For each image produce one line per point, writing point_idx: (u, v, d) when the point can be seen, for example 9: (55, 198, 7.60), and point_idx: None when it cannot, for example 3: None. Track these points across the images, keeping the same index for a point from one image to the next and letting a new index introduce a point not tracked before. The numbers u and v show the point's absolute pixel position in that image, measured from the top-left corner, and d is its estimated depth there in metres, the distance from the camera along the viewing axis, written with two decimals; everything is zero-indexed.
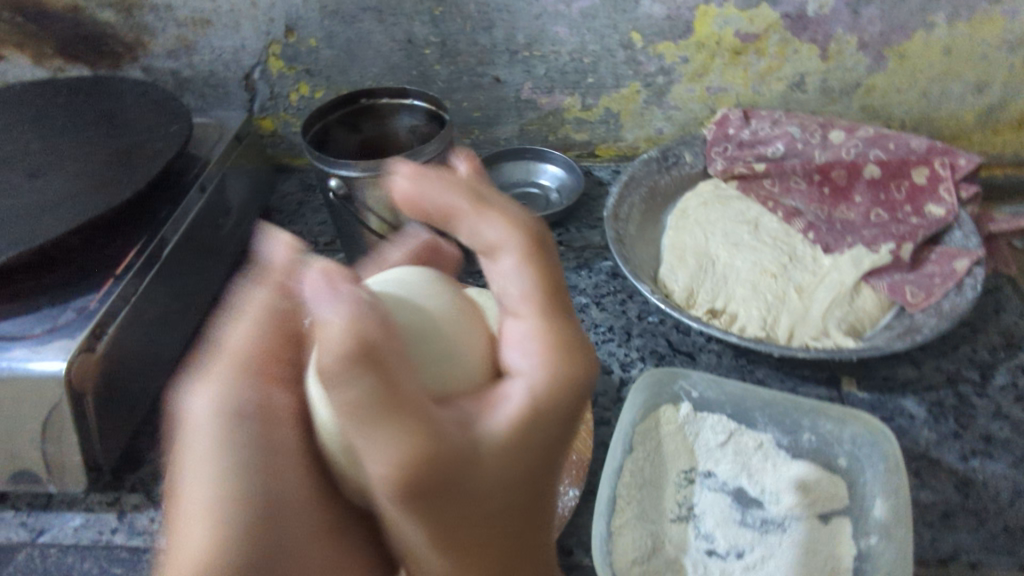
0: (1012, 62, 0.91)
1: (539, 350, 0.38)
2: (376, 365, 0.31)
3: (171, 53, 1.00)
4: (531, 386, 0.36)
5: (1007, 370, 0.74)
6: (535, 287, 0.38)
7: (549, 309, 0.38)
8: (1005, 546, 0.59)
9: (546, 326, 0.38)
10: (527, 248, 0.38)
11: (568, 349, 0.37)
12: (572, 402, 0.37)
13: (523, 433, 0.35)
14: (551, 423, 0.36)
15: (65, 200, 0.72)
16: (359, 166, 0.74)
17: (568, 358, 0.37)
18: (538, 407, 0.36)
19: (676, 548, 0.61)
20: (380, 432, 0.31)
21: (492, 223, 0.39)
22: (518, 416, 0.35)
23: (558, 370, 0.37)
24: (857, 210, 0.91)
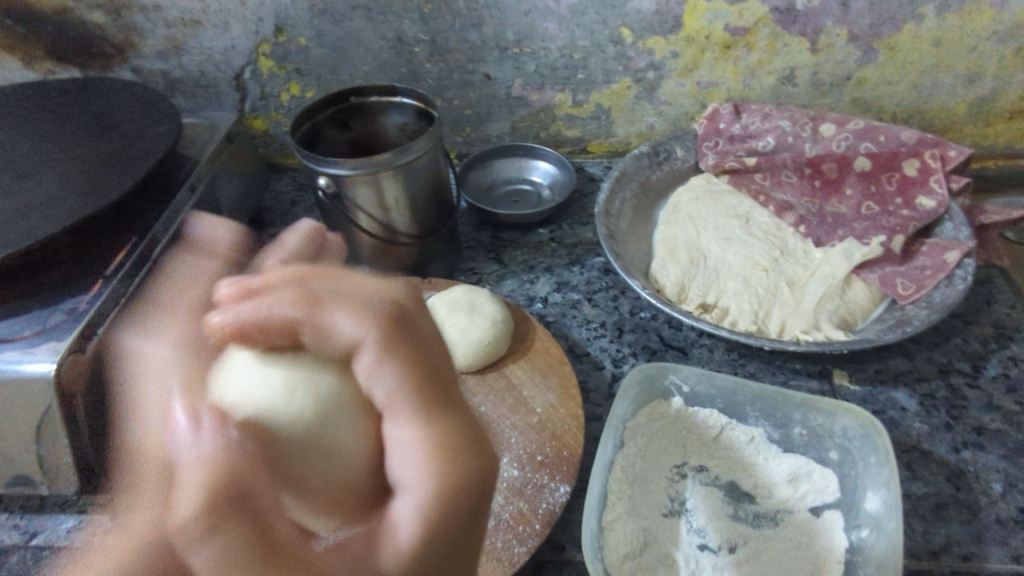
0: (1003, 53, 0.91)
1: (425, 451, 0.34)
2: (247, 510, 0.29)
3: (160, 54, 1.00)
4: (419, 500, 0.33)
5: (999, 361, 0.74)
6: (407, 382, 0.35)
7: (426, 405, 0.35)
8: (997, 537, 0.59)
9: (431, 429, 0.34)
10: (393, 339, 0.35)
11: (454, 452, 0.34)
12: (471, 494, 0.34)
13: (418, 559, 0.32)
14: (449, 522, 0.33)
15: (54, 201, 0.72)
16: (348, 165, 0.73)
17: (456, 458, 0.34)
18: (430, 525, 0.32)
19: (668, 542, 0.61)
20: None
21: (348, 321, 0.35)
22: (412, 530, 0.32)
23: (446, 474, 0.33)
24: (848, 203, 0.90)
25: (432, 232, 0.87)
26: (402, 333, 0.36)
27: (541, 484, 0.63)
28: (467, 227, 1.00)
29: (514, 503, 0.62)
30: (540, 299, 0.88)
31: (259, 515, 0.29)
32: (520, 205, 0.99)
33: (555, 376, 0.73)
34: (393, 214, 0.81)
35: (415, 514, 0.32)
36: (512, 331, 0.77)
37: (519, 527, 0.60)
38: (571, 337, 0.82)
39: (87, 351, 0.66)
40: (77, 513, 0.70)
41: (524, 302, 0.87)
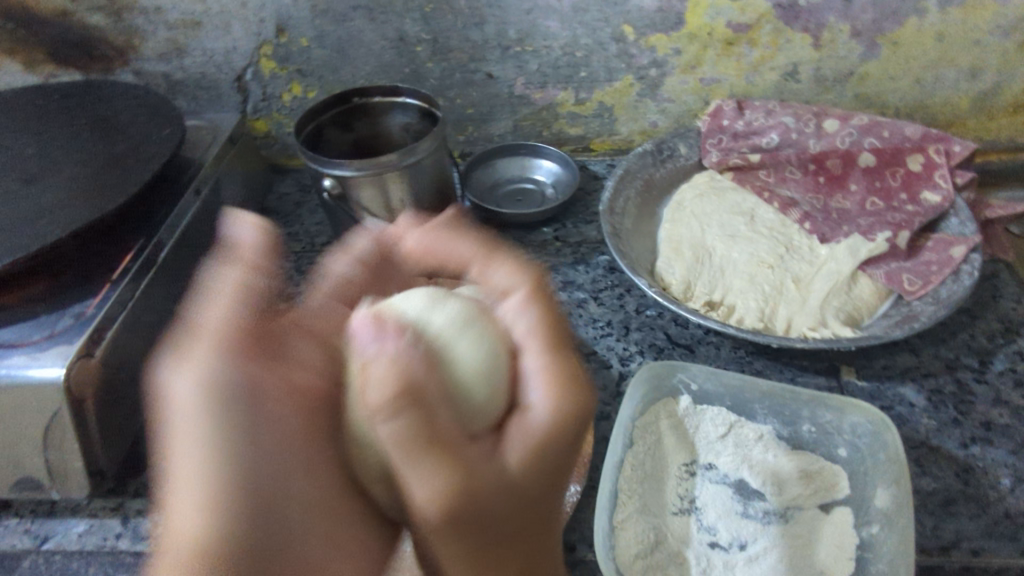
0: (1005, 47, 0.91)
1: (547, 381, 0.42)
2: (420, 402, 0.36)
3: (162, 56, 1.00)
4: (546, 411, 0.41)
5: (1006, 355, 0.74)
6: (540, 332, 0.44)
7: (549, 346, 0.44)
8: (1007, 532, 0.59)
9: (552, 362, 0.43)
10: (534, 292, 0.46)
11: (571, 384, 0.42)
12: (577, 428, 0.41)
13: (537, 457, 0.40)
14: (561, 442, 0.41)
15: (60, 205, 0.72)
16: (353, 166, 0.73)
17: (573, 389, 0.42)
18: (552, 430, 0.40)
19: (678, 541, 0.61)
20: (417, 464, 0.35)
21: (502, 275, 0.49)
22: (534, 441, 0.40)
23: (567, 399, 0.41)
24: (853, 199, 0.90)
25: None
26: (540, 292, 0.47)
27: None
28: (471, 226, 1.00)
29: None
30: None
31: (432, 407, 0.37)
32: (524, 204, 0.99)
33: None
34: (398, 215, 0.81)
35: (541, 421, 0.41)
36: None
37: None
38: (578, 336, 0.82)
39: (96, 356, 0.66)
40: (88, 517, 0.70)
41: None
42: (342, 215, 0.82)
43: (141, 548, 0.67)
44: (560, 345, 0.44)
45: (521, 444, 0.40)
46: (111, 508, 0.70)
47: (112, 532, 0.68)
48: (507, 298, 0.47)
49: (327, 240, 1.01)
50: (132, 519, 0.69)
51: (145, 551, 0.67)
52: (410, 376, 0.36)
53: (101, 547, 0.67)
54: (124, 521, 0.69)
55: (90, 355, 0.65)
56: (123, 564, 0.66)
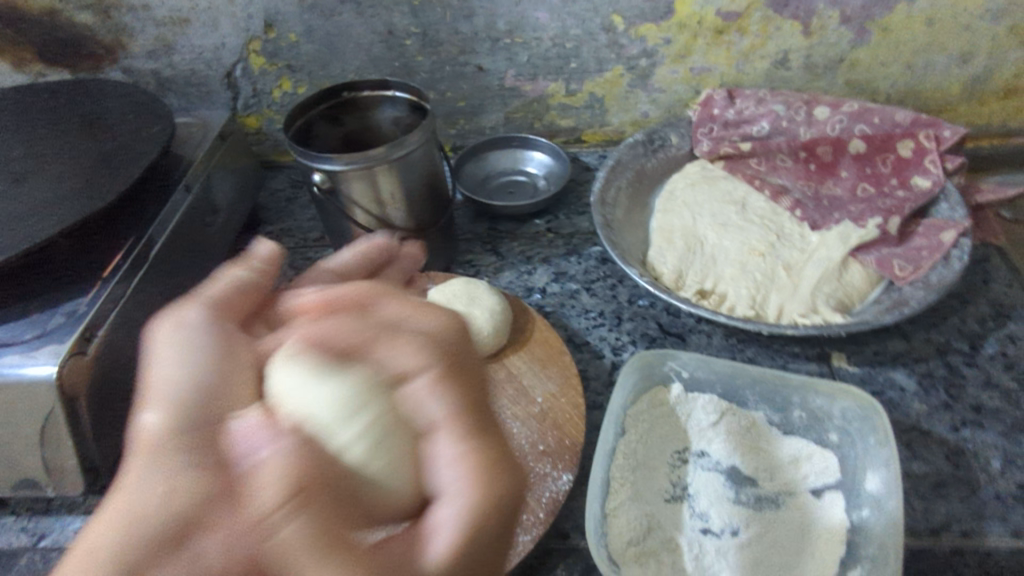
0: (995, 31, 0.91)
1: (468, 468, 0.33)
2: (309, 506, 0.29)
3: (151, 53, 1.00)
4: (461, 514, 0.32)
5: (997, 339, 0.75)
6: (462, 406, 0.34)
7: (469, 428, 0.34)
8: (997, 513, 0.59)
9: (471, 448, 0.33)
10: (441, 366, 0.35)
11: (500, 465, 0.33)
12: (502, 524, 0.33)
13: (459, 565, 0.31)
14: (482, 550, 0.32)
15: (50, 203, 0.72)
16: (342, 160, 0.73)
17: (496, 476, 0.33)
18: (472, 533, 0.32)
19: (671, 528, 0.61)
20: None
21: (404, 350, 0.36)
22: (448, 546, 0.31)
23: (489, 499, 0.32)
24: (843, 185, 0.91)
25: (430, 225, 0.87)
26: (450, 366, 0.36)
27: (544, 472, 0.63)
28: (463, 220, 1.00)
29: None
30: (538, 289, 0.88)
31: (300, 522, 0.29)
32: (517, 196, 1.00)
33: (555, 365, 0.73)
34: (389, 208, 0.81)
35: (455, 527, 0.31)
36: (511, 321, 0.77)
37: (523, 515, 0.60)
38: (570, 327, 0.82)
39: (89, 353, 0.66)
40: (84, 514, 0.70)
41: (523, 293, 0.88)
42: (333, 211, 0.82)
43: None
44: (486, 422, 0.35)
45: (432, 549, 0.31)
46: None
47: None
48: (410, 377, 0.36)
49: (320, 235, 1.01)
50: None
51: None
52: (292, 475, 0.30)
53: None
54: None
55: (82, 353, 0.65)
56: None
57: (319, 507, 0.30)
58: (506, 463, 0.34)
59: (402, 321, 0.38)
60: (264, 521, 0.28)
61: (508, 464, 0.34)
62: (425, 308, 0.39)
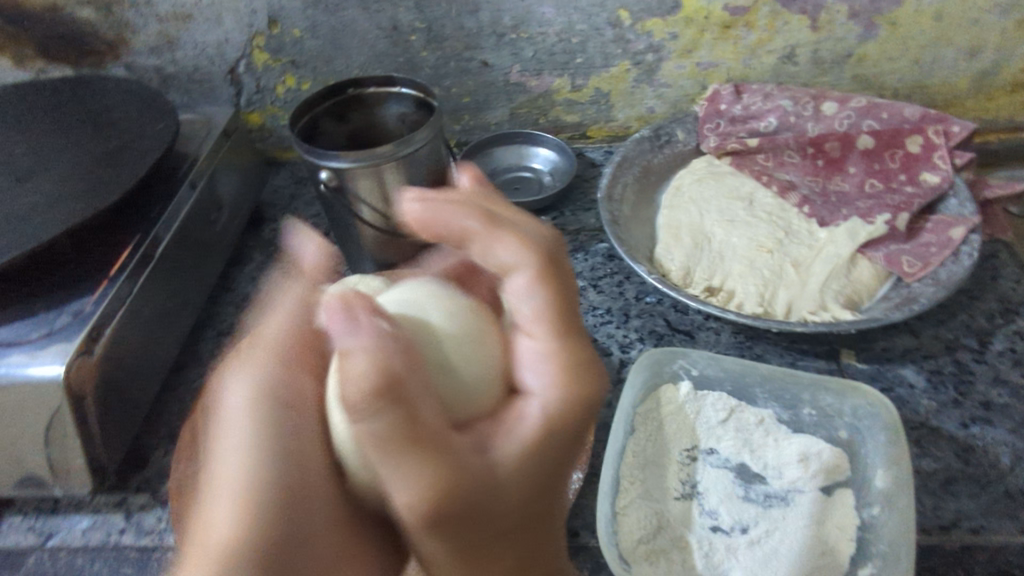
0: (1004, 26, 0.90)
1: (552, 371, 0.40)
2: (401, 405, 0.34)
3: (154, 49, 0.99)
4: (543, 407, 0.40)
5: (1005, 335, 0.74)
6: (551, 307, 0.39)
7: (561, 329, 0.40)
8: (1006, 510, 0.59)
9: (558, 346, 0.40)
10: (540, 268, 0.39)
11: (580, 367, 0.40)
12: (574, 426, 0.40)
13: (534, 450, 0.38)
14: (553, 441, 0.39)
15: (55, 202, 0.72)
16: (349, 157, 0.73)
17: (579, 374, 0.40)
18: (552, 421, 0.39)
19: (681, 526, 0.61)
20: (401, 463, 0.34)
21: (506, 246, 0.40)
22: (529, 432, 0.39)
23: (565, 394, 0.39)
24: (851, 180, 0.90)
25: None
26: (547, 268, 0.39)
27: None
28: None
29: None
30: None
31: (415, 404, 0.34)
32: (522, 192, 0.99)
33: None
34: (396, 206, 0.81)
35: (541, 411, 0.39)
36: None
37: None
38: None
39: (95, 353, 0.66)
40: (91, 513, 0.70)
41: None
42: (339, 208, 0.82)
43: (145, 543, 0.67)
44: (573, 328, 0.40)
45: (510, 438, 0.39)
46: (114, 504, 0.71)
47: (116, 527, 0.69)
48: (511, 275, 0.40)
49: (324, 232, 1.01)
50: (135, 514, 0.70)
51: (150, 545, 0.67)
52: (392, 369, 0.34)
53: (105, 542, 0.68)
54: (128, 516, 0.70)
55: (89, 352, 0.65)
56: (128, 559, 0.66)
57: (419, 398, 0.35)
58: (588, 362, 0.40)
59: (509, 228, 0.40)
60: (357, 415, 0.34)
61: (591, 369, 0.40)
62: (520, 229, 0.41)
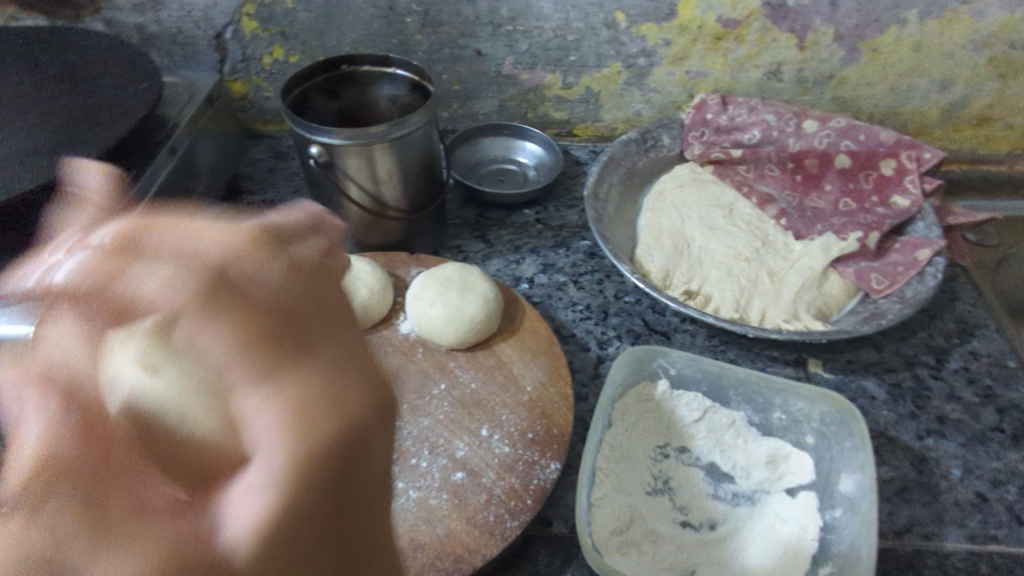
0: (975, 62, 0.95)
1: (278, 412, 0.28)
2: (78, 479, 0.25)
3: (136, 7, 0.95)
4: (268, 474, 0.27)
5: (961, 354, 0.78)
6: (251, 343, 0.29)
7: (276, 364, 0.29)
8: (955, 518, 0.63)
9: (282, 391, 0.29)
10: (238, 286, 0.30)
11: (310, 413, 0.29)
12: (324, 474, 0.28)
13: (271, 540, 0.26)
14: (298, 522, 0.27)
15: (29, 155, 0.68)
16: (343, 133, 0.72)
17: (312, 424, 0.28)
18: (285, 502, 0.27)
19: (653, 519, 0.62)
20: (99, 557, 0.24)
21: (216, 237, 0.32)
22: (246, 531, 0.26)
23: (299, 441, 0.28)
24: (826, 198, 0.94)
25: (422, 208, 0.86)
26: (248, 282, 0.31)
27: (532, 461, 0.64)
28: (452, 204, 0.99)
29: (506, 479, 0.63)
30: (526, 279, 0.88)
31: (120, 490, 0.25)
32: (506, 184, 1.00)
33: (545, 355, 0.74)
34: (385, 188, 0.80)
35: (252, 516, 0.26)
36: (502, 309, 0.78)
37: (511, 501, 0.61)
38: (557, 318, 0.83)
39: None
40: None
41: (511, 282, 0.88)
42: (325, 183, 0.80)
43: None
44: (294, 344, 0.30)
45: (229, 531, 0.26)
46: None
47: None
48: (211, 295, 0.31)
49: None
50: None
51: None
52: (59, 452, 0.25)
53: None
54: None
55: None
56: None
57: (131, 470, 0.25)
58: (318, 385, 0.30)
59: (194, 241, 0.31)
60: None
61: (324, 399, 0.29)
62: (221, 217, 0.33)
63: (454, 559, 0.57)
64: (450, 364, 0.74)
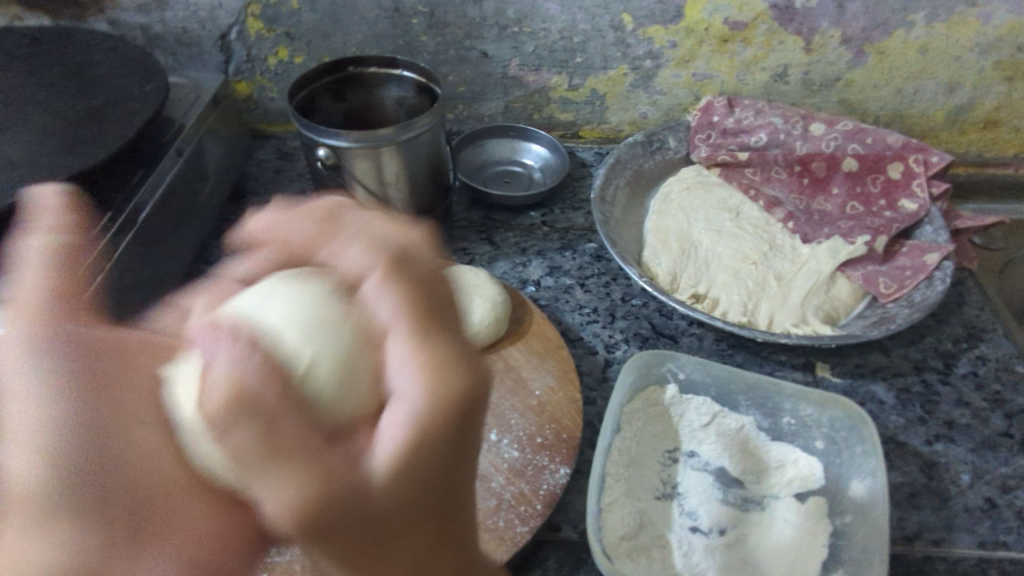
0: (982, 65, 0.95)
1: (420, 365, 0.34)
2: (259, 413, 0.28)
3: (141, 7, 0.95)
4: (413, 413, 0.32)
5: (969, 359, 0.78)
6: (402, 309, 0.35)
7: (425, 330, 0.35)
8: (965, 524, 0.63)
9: (418, 345, 0.34)
10: (387, 269, 0.36)
11: (449, 363, 0.34)
12: (452, 419, 0.33)
13: (406, 471, 0.31)
14: (427, 464, 0.32)
15: (34, 157, 0.68)
16: (351, 136, 0.72)
17: (447, 369, 0.34)
18: (420, 440, 0.31)
19: (662, 525, 0.62)
20: (271, 474, 0.27)
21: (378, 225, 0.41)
22: (395, 450, 0.31)
23: (437, 385, 0.33)
24: (834, 201, 0.94)
25: (428, 211, 0.85)
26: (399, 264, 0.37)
27: (541, 465, 0.64)
28: (458, 206, 0.99)
29: (515, 484, 0.62)
30: (532, 282, 0.88)
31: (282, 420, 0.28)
32: (512, 186, 0.99)
33: (553, 359, 0.74)
34: (392, 191, 0.80)
35: (397, 445, 0.31)
36: (509, 312, 0.77)
37: (521, 507, 0.61)
38: (564, 321, 0.83)
39: None
40: None
41: (517, 285, 0.88)
42: (332, 185, 0.79)
43: None
44: (440, 320, 0.36)
45: (380, 453, 0.31)
46: None
47: None
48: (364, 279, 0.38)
49: None
50: None
51: None
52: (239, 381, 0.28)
53: None
54: None
55: None
56: None
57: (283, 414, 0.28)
58: (447, 350, 0.35)
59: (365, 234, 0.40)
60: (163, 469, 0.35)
61: (458, 359, 0.34)
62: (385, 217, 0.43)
63: None
64: None
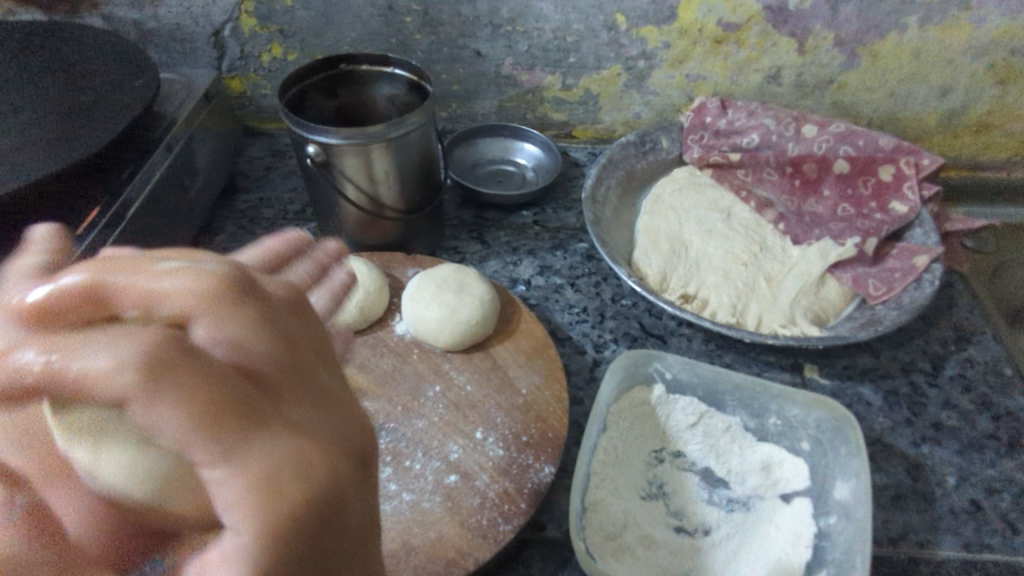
0: (975, 69, 0.95)
1: (240, 485, 0.25)
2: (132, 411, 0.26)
3: (134, 2, 0.95)
4: (234, 547, 0.24)
5: (957, 361, 0.78)
6: (199, 420, 0.24)
7: (228, 439, 0.25)
8: (950, 526, 0.63)
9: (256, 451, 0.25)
10: (212, 311, 0.27)
11: (312, 461, 0.26)
12: (297, 551, 0.25)
13: None
14: None
15: (20, 152, 0.68)
16: (340, 134, 0.71)
17: (291, 480, 0.25)
18: (257, 567, 0.24)
19: (647, 524, 0.62)
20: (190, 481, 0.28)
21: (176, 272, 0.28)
22: None
23: (261, 516, 0.25)
24: (825, 203, 0.94)
25: (419, 208, 0.85)
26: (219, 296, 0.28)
27: (526, 464, 0.64)
28: (450, 205, 0.99)
29: (499, 482, 0.62)
30: (523, 281, 0.88)
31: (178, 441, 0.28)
32: (504, 185, 0.99)
33: (541, 358, 0.73)
34: (382, 189, 0.80)
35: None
36: (497, 311, 0.77)
37: (505, 505, 0.61)
38: (553, 320, 0.83)
39: None
40: None
41: (507, 283, 0.88)
42: (321, 182, 0.79)
43: None
44: (258, 411, 0.26)
45: None
46: None
47: None
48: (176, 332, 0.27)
49: (300, 207, 0.98)
50: None
51: None
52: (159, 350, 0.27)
53: None
54: None
55: None
56: None
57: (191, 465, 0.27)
58: (291, 449, 0.26)
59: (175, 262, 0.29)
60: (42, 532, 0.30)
61: (317, 457, 0.27)
62: (167, 259, 0.28)
63: (447, 563, 0.57)
64: (445, 366, 0.73)
